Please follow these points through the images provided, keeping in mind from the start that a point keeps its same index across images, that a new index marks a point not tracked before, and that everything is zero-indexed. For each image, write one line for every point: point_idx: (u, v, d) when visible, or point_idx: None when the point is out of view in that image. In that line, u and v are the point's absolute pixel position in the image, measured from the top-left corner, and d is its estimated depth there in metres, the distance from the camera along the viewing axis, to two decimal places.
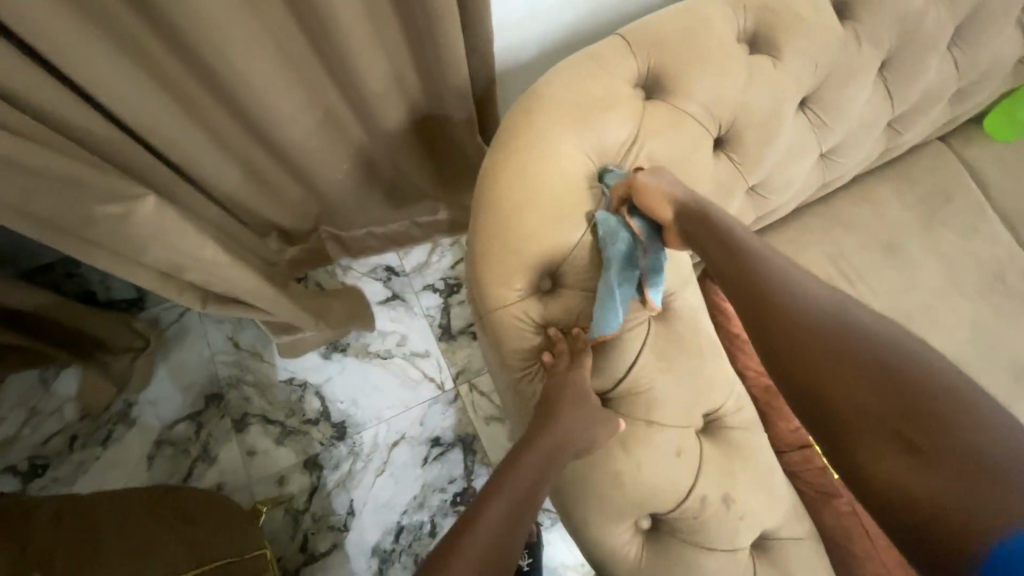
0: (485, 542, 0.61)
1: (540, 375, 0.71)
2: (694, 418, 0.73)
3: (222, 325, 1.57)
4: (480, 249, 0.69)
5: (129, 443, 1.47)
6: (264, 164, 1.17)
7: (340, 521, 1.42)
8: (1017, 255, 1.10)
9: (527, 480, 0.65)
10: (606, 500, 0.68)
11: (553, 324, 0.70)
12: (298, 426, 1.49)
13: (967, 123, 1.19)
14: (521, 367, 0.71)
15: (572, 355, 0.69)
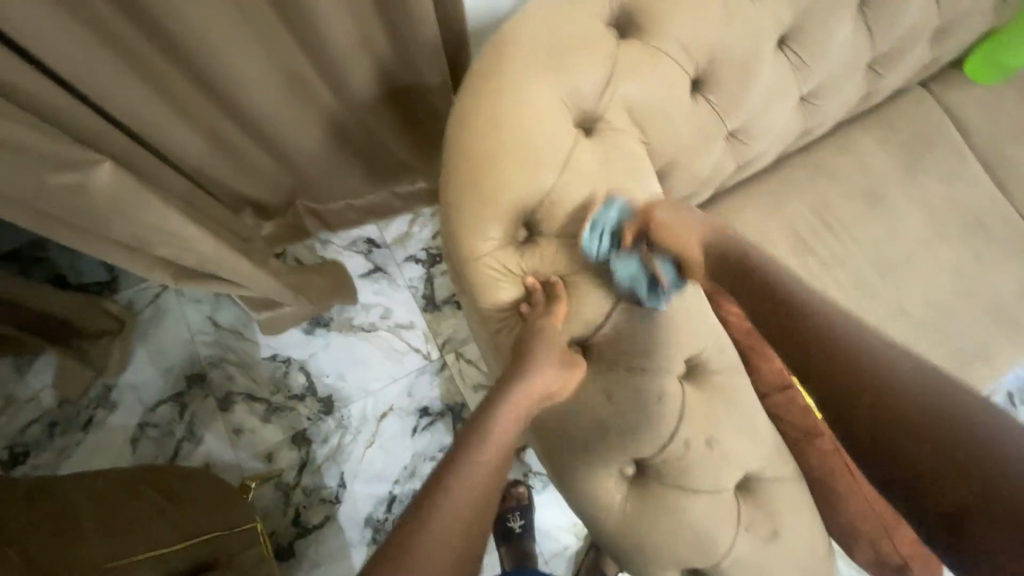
0: (465, 496, 0.60)
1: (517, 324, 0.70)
2: (674, 363, 0.73)
3: (200, 305, 1.53)
4: (452, 200, 0.66)
5: (111, 427, 1.44)
6: (231, 133, 1.12)
7: (331, 493, 1.42)
8: (995, 199, 1.10)
9: (501, 432, 0.65)
10: (587, 447, 0.71)
11: (529, 273, 0.69)
12: (285, 403, 1.47)
13: (948, 67, 1.17)
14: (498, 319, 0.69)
15: (547, 302, 0.68)
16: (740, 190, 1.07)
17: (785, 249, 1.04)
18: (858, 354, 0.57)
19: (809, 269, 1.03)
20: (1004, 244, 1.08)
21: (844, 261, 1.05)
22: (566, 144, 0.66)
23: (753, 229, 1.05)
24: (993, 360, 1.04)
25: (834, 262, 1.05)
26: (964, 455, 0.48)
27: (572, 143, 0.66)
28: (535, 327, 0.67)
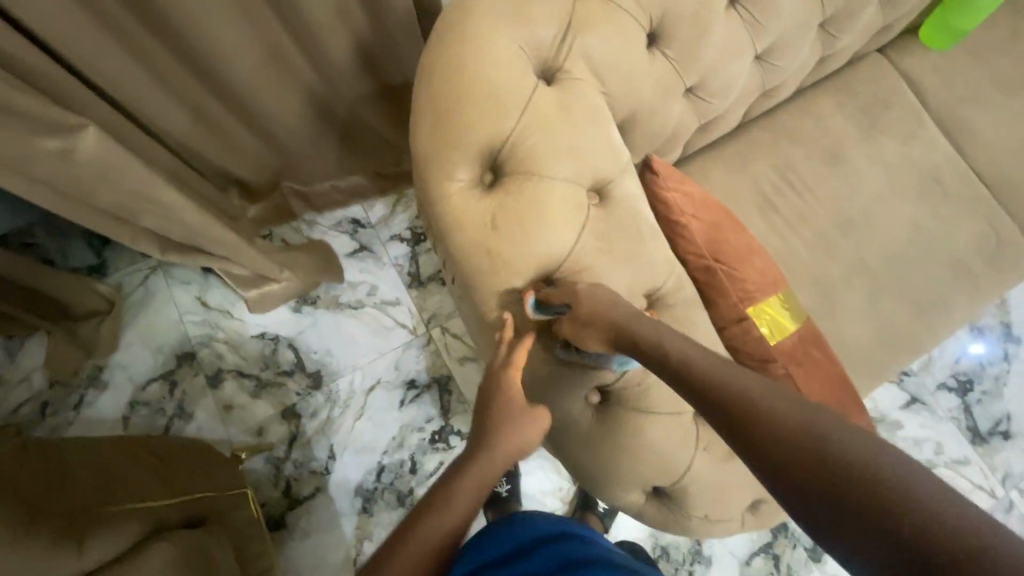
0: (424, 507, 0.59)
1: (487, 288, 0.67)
2: (637, 295, 0.70)
3: (188, 286, 1.56)
4: (420, 145, 0.68)
5: (103, 406, 1.47)
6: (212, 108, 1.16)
7: (321, 466, 1.44)
8: (952, 158, 1.15)
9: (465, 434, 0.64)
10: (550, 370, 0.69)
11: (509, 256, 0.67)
12: (274, 379, 1.50)
13: (904, 33, 1.22)
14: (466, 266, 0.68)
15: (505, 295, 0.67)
16: (707, 153, 1.11)
17: (750, 208, 1.08)
18: (812, 424, 0.48)
19: (774, 227, 1.07)
20: (960, 200, 1.13)
21: (806, 218, 1.09)
22: (526, 89, 0.68)
23: (719, 189, 1.09)
24: (948, 309, 1.08)
25: (797, 219, 1.08)
26: (953, 536, 0.38)
27: (533, 88, 0.69)
28: (497, 380, 0.66)
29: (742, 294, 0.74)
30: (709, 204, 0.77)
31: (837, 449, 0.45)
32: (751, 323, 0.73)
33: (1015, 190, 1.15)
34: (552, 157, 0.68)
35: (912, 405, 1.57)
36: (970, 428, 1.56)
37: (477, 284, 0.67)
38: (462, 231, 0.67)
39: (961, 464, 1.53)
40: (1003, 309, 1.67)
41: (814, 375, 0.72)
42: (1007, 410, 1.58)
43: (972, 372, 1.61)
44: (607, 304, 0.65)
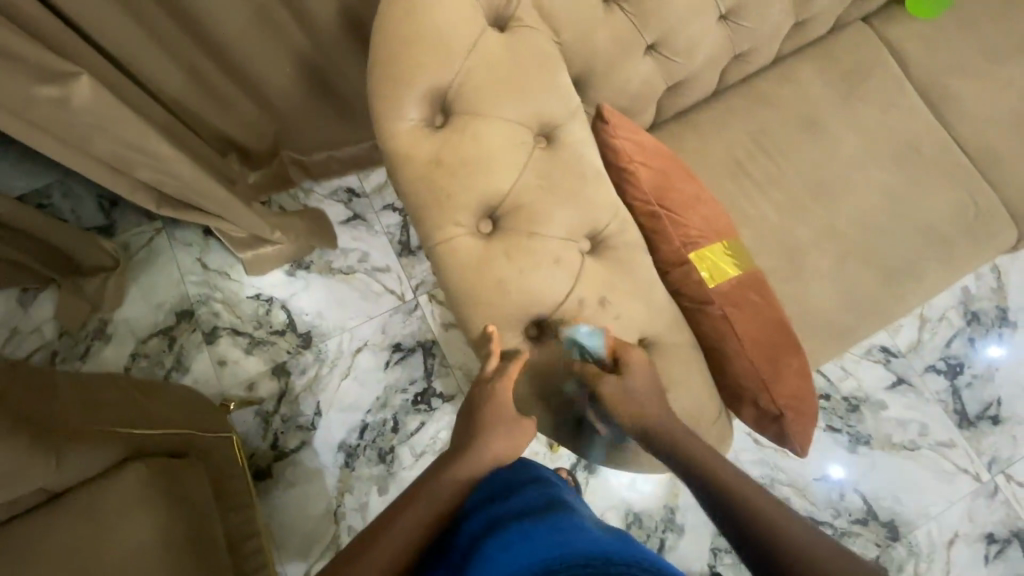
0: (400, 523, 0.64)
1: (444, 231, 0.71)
2: (577, 234, 0.72)
3: (190, 248, 1.63)
4: (372, 84, 0.72)
5: (106, 357, 1.55)
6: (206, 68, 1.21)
7: (307, 421, 1.50)
8: (932, 127, 1.13)
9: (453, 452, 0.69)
10: (484, 299, 0.69)
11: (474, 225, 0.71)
12: (266, 337, 1.57)
13: (890, 3, 1.21)
14: (424, 225, 0.71)
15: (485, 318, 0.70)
16: (681, 118, 1.12)
17: (721, 172, 1.08)
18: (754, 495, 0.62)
19: (743, 191, 1.07)
20: (939, 169, 1.11)
21: (778, 183, 1.08)
22: (475, 31, 0.71)
23: (690, 153, 1.09)
24: (920, 277, 1.07)
25: (769, 183, 1.08)
26: None
27: (481, 30, 0.71)
28: (488, 390, 0.68)
29: (685, 237, 0.77)
30: (659, 152, 0.80)
31: (788, 527, 0.60)
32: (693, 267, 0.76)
33: (1000, 160, 1.13)
34: (499, 98, 0.71)
35: (898, 385, 1.55)
36: (957, 412, 1.54)
37: (423, 218, 0.71)
38: (409, 165, 0.71)
39: (946, 447, 1.51)
40: (999, 293, 1.64)
41: (749, 317, 0.75)
42: (998, 395, 1.55)
43: (962, 355, 1.58)
44: (543, 252, 0.70)
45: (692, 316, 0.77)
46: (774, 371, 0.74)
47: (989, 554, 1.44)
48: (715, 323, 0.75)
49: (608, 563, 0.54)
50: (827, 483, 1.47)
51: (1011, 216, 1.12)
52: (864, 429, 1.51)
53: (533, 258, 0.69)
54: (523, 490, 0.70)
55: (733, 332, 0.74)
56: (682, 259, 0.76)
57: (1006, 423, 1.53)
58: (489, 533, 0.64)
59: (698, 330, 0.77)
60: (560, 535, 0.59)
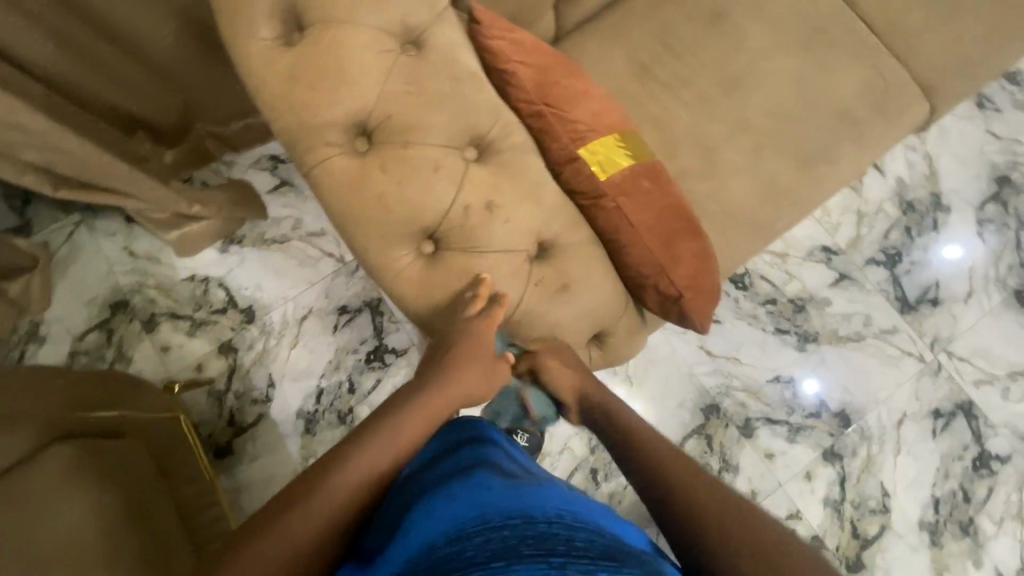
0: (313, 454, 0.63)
1: (319, 154, 0.68)
2: (457, 140, 0.70)
3: (114, 236, 1.56)
4: (220, 8, 0.67)
5: (44, 359, 1.50)
6: (84, 39, 1.14)
7: (262, 394, 1.49)
8: (836, 7, 1.12)
9: None
10: (367, 217, 0.68)
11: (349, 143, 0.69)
12: (207, 317, 1.53)
13: None
14: (295, 149, 0.69)
15: (391, 266, 0.70)
16: (584, 27, 1.08)
17: (629, 77, 1.06)
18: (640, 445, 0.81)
19: (652, 93, 1.05)
20: (846, 49, 1.10)
21: (686, 81, 1.06)
22: None
23: (595, 61, 1.06)
24: (834, 159, 1.07)
25: (678, 83, 1.06)
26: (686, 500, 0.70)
27: None
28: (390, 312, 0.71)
29: (572, 133, 0.75)
30: (539, 48, 0.76)
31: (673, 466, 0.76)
32: (582, 160, 0.75)
33: (905, 34, 1.12)
34: (354, 4, 0.67)
35: (841, 281, 1.58)
36: (898, 298, 1.58)
37: (293, 142, 0.68)
38: (270, 88, 0.67)
39: (891, 334, 1.55)
40: (932, 179, 1.66)
41: (643, 206, 0.75)
42: (937, 277, 1.59)
43: (901, 245, 1.61)
44: (423, 163, 0.68)
45: (589, 213, 0.77)
46: (669, 256, 0.75)
47: (937, 428, 1.50)
48: (608, 213, 0.75)
49: (527, 524, 0.55)
50: (780, 383, 1.51)
51: (920, 89, 1.12)
52: (811, 327, 1.54)
53: (413, 172, 0.67)
54: (452, 456, 0.69)
55: (625, 221, 0.74)
56: (572, 155, 0.75)
57: (945, 303, 1.57)
58: (416, 500, 0.63)
59: (596, 226, 0.77)
60: (483, 494, 0.59)
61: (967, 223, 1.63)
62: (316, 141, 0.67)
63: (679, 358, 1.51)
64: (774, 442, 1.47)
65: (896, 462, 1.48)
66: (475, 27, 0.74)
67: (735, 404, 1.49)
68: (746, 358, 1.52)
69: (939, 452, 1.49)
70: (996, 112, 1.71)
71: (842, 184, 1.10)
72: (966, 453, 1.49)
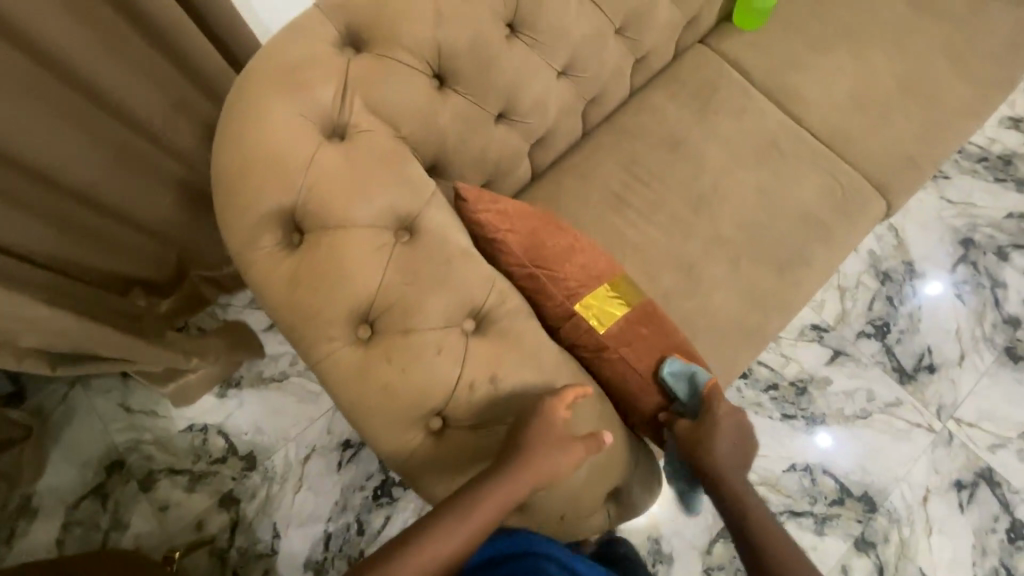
0: None
1: (326, 349, 0.70)
2: (456, 317, 0.73)
3: (110, 393, 1.54)
4: (225, 222, 0.71)
5: (37, 533, 1.43)
6: (87, 220, 1.19)
7: (267, 546, 1.42)
8: (784, 123, 1.22)
9: None
10: (375, 406, 0.69)
11: (350, 334, 0.70)
12: (207, 469, 1.48)
13: (722, 23, 1.31)
14: (301, 344, 0.71)
15: (403, 449, 0.70)
16: (557, 166, 1.17)
17: (605, 208, 1.12)
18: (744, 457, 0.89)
19: (628, 220, 1.12)
20: (801, 161, 1.19)
21: (657, 207, 1.13)
22: (309, 150, 0.72)
23: (572, 197, 1.13)
24: (808, 262, 1.13)
25: (650, 208, 1.13)
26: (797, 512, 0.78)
27: (315, 148, 0.72)
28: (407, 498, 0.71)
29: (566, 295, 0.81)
30: (523, 211, 0.82)
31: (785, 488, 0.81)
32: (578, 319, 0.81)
33: (852, 140, 1.22)
34: (347, 204, 0.71)
35: (837, 357, 1.60)
36: (896, 368, 1.60)
37: (299, 339, 0.71)
38: (274, 292, 0.70)
39: (896, 406, 1.55)
40: (902, 249, 1.73)
41: (644, 354, 0.81)
42: (928, 343, 1.62)
43: (886, 315, 1.65)
44: (425, 346, 0.70)
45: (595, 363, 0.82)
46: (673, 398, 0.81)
47: (963, 500, 1.47)
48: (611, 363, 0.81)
49: None
50: (797, 471, 1.48)
51: (875, 187, 1.21)
52: (816, 409, 1.54)
53: (415, 358, 0.69)
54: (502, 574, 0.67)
55: (634, 368, 0.81)
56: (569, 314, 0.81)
57: (942, 368, 1.60)
58: None
59: (602, 374, 0.83)
60: None
61: (943, 286, 1.69)
62: (322, 337, 0.70)
63: None
64: (803, 536, 1.42)
65: (930, 543, 1.43)
66: (467, 199, 0.79)
67: (757, 499, 1.46)
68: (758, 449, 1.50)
69: (970, 527, 1.45)
70: (946, 179, 1.82)
71: (821, 283, 1.15)
72: (998, 524, 1.45)
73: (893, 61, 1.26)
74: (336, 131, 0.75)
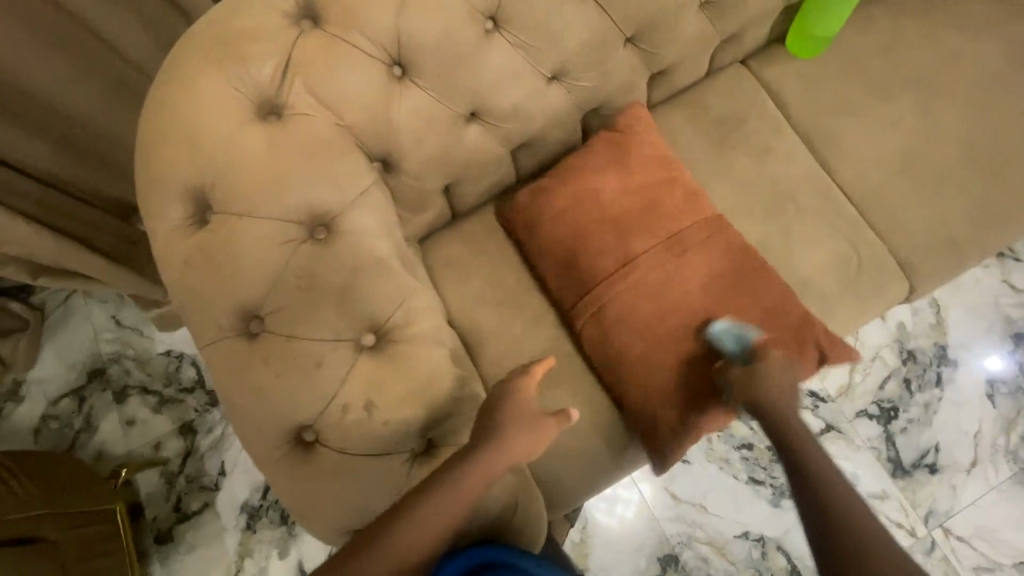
0: None
1: (211, 338, 0.68)
2: (349, 331, 0.70)
3: (105, 305, 1.62)
4: (142, 186, 0.70)
5: (20, 418, 1.54)
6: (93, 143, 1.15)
7: (212, 481, 1.48)
8: (811, 173, 1.07)
9: None
10: (247, 406, 0.67)
11: (237, 328, 0.68)
12: (174, 395, 1.55)
13: (771, 44, 1.15)
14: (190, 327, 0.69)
15: (268, 454, 0.69)
16: None
17: None
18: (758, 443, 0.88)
19: None
20: (819, 220, 1.05)
21: None
22: (232, 128, 0.69)
23: None
24: None
25: None
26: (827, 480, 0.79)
27: (238, 127, 0.69)
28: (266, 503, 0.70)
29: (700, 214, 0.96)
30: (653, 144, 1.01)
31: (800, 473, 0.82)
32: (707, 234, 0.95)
33: (886, 206, 1.06)
34: (258, 192, 0.68)
35: (828, 433, 1.46)
36: (891, 460, 1.44)
37: (189, 322, 0.69)
38: (172, 269, 0.69)
39: (879, 499, 1.41)
40: (939, 330, 1.53)
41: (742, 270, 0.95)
42: (937, 440, 1.45)
43: (898, 399, 1.48)
44: (307, 354, 0.68)
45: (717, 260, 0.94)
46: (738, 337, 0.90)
47: None
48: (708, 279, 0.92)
49: None
50: (749, 540, 1.39)
51: (900, 267, 1.05)
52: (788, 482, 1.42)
53: (294, 364, 0.68)
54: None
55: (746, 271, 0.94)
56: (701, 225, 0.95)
57: (945, 471, 1.43)
58: None
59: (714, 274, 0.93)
60: None
61: (976, 381, 1.49)
62: (209, 325, 0.68)
63: (640, 500, 1.42)
64: None
65: None
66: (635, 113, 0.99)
67: (698, 559, 1.38)
68: (712, 508, 1.41)
69: None
70: (1016, 262, 1.57)
71: None
72: None
73: (963, 124, 1.07)
74: (269, 109, 0.71)
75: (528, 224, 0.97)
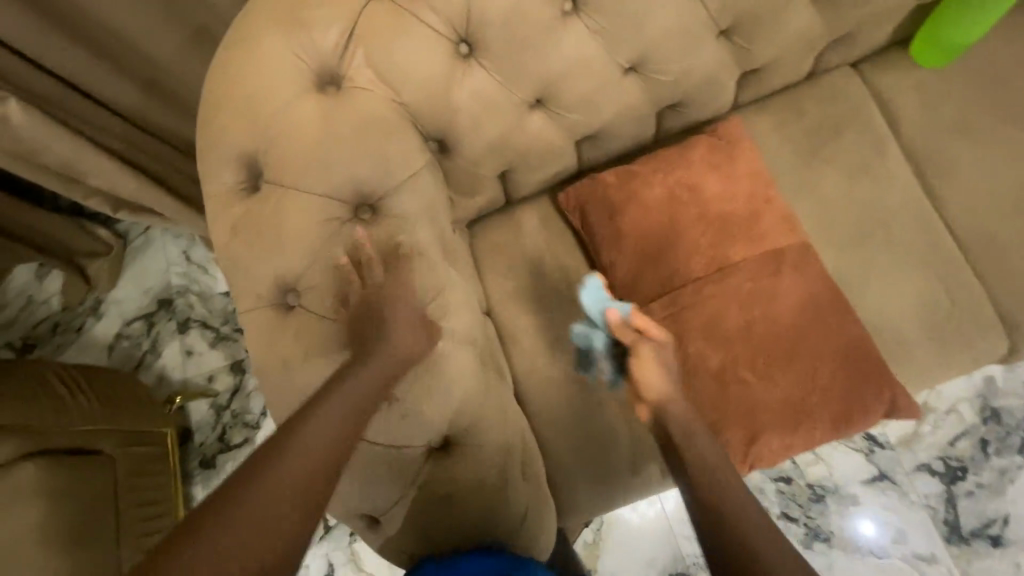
0: None
1: (248, 305, 0.70)
2: None
3: (178, 240, 1.73)
4: (200, 146, 0.71)
5: (97, 333, 1.68)
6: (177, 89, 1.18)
7: (253, 420, 1.58)
8: (912, 202, 0.94)
9: None
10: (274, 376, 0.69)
11: (273, 300, 0.69)
12: (229, 334, 1.65)
13: (890, 47, 1.01)
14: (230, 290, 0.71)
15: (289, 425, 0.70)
16: None
17: None
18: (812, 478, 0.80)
19: None
20: (911, 257, 0.92)
21: None
22: (289, 97, 0.68)
23: None
24: None
25: None
26: None
27: (295, 97, 0.68)
28: None
29: (787, 239, 0.87)
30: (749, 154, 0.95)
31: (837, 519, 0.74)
32: (804, 256, 0.87)
33: (997, 251, 0.92)
34: (307, 165, 0.68)
35: (879, 481, 1.34)
36: (947, 523, 1.31)
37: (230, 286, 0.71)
38: (219, 233, 0.70)
39: (925, 562, 1.30)
40: None
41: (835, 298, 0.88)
42: (1007, 511, 1.30)
43: (969, 460, 1.34)
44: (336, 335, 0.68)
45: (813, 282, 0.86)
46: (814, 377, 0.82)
47: None
48: (790, 304, 0.84)
49: None
50: None
51: (1001, 323, 0.92)
52: (825, 525, 1.32)
53: (322, 343, 0.68)
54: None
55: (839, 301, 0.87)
56: (796, 248, 0.87)
57: (1009, 546, 1.29)
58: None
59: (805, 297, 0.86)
60: None
61: None
62: (247, 292, 0.69)
63: (660, 514, 1.37)
64: None
65: None
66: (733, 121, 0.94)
67: None
68: None
69: None
70: None
71: None
72: None
73: None
74: (328, 80, 0.70)
75: (613, 209, 0.89)
